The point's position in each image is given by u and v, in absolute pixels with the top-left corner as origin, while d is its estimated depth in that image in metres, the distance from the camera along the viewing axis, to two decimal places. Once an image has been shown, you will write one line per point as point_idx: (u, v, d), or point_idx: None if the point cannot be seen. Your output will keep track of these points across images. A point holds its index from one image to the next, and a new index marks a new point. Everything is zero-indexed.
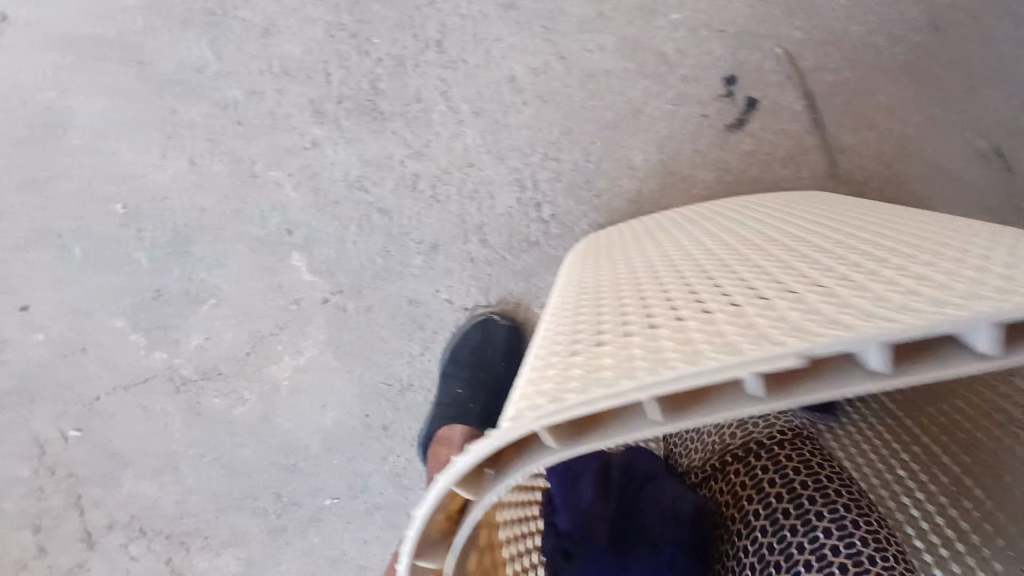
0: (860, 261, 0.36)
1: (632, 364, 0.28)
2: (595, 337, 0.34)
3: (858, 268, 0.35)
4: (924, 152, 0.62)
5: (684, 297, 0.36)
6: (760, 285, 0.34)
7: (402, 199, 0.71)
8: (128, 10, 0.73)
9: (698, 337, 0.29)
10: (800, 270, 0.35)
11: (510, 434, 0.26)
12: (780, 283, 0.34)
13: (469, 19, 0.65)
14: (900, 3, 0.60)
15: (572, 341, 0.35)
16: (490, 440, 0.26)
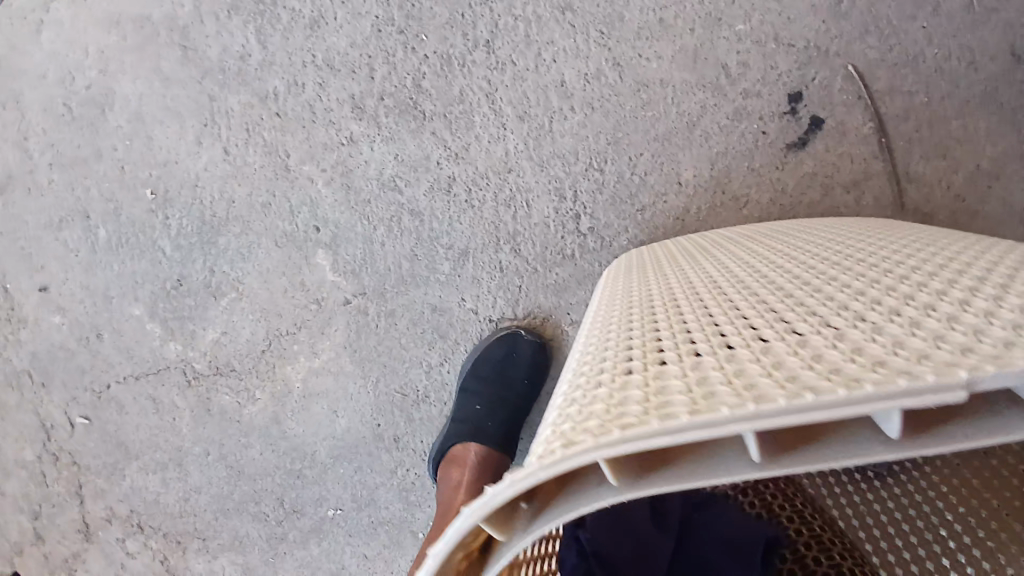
0: (954, 278, 0.32)
1: (717, 389, 0.25)
2: (656, 354, 0.31)
3: (953, 286, 0.31)
4: (999, 187, 0.58)
5: (758, 315, 0.33)
6: (847, 306, 0.31)
7: (435, 202, 0.69)
8: None
9: (792, 364, 0.26)
10: (890, 287, 0.32)
11: (573, 457, 0.23)
12: (883, 305, 0.31)
13: (523, 20, 0.63)
14: (987, 25, 0.56)
15: (627, 353, 0.32)
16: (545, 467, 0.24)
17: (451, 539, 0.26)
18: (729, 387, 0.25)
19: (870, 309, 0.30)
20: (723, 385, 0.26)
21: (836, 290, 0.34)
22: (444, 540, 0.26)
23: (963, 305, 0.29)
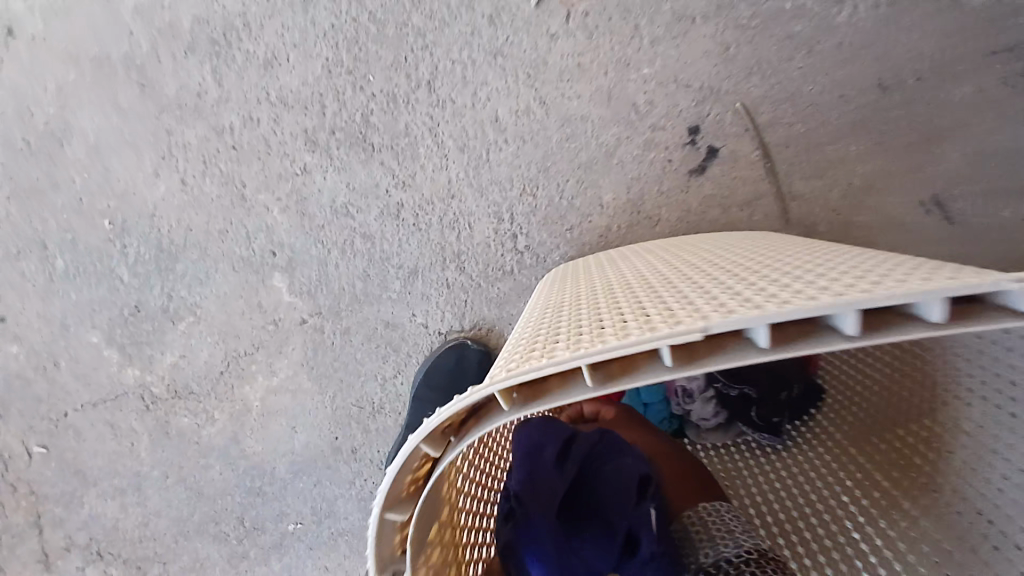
0: (791, 270, 0.40)
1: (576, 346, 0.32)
2: (552, 337, 0.37)
3: (788, 274, 0.39)
4: (866, 203, 0.68)
5: (636, 306, 0.39)
6: (704, 293, 0.38)
7: (386, 226, 0.75)
8: (132, 33, 0.76)
9: (635, 328, 0.32)
10: (743, 280, 0.39)
11: (471, 394, 0.31)
12: (727, 288, 0.38)
13: (460, 63, 0.70)
14: (853, 64, 0.65)
15: (532, 342, 0.39)
16: (456, 402, 0.31)
17: (394, 464, 0.34)
18: (586, 344, 0.32)
19: (713, 292, 0.37)
20: (583, 344, 0.32)
21: (702, 285, 0.41)
22: (391, 465, 0.33)
23: (778, 284, 0.36)
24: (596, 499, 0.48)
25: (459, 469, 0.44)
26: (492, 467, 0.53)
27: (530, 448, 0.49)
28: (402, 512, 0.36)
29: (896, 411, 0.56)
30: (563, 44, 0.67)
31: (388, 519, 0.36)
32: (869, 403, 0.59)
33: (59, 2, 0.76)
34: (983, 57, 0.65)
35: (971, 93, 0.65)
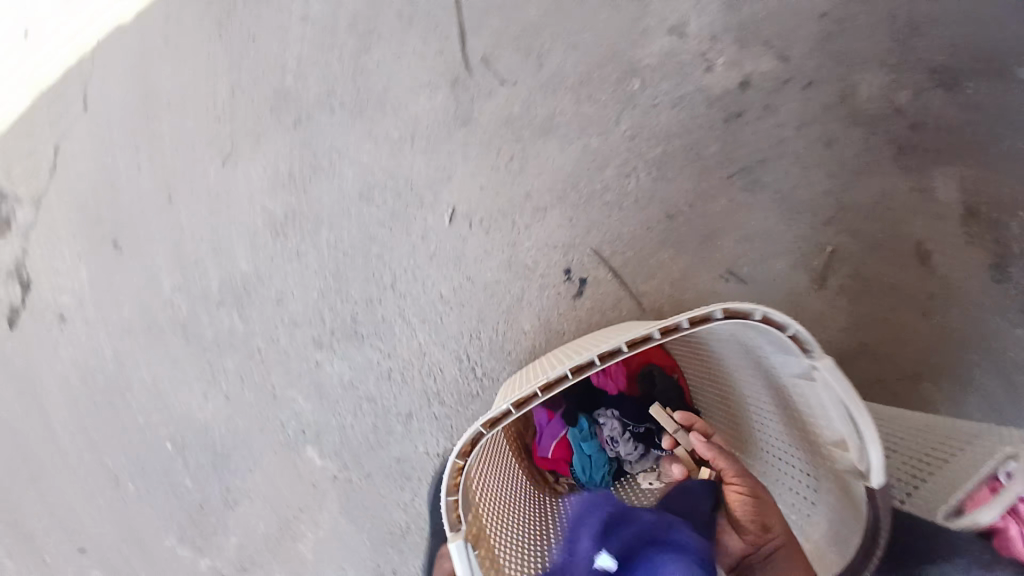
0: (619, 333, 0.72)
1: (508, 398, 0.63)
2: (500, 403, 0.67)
3: (615, 334, 0.71)
4: (689, 285, 1.05)
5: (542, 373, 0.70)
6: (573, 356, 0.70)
7: (383, 387, 1.04)
8: (173, 302, 1.07)
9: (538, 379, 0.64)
10: (593, 343, 0.71)
11: (462, 438, 0.61)
12: (583, 350, 0.69)
13: (410, 267, 1.05)
14: (651, 207, 1.05)
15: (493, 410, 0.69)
16: (457, 444, 0.61)
17: (445, 478, 0.64)
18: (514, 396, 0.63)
19: (577, 353, 0.69)
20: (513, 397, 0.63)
21: (575, 352, 0.73)
22: (445, 474, 0.64)
23: (606, 339, 0.68)
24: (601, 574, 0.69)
25: (476, 478, 0.74)
26: (500, 488, 0.81)
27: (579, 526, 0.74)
28: (452, 495, 0.65)
29: (740, 423, 0.83)
30: (473, 240, 1.04)
31: (449, 500, 0.65)
32: (732, 425, 0.85)
33: (117, 296, 1.07)
34: (724, 184, 1.06)
35: (726, 205, 1.06)
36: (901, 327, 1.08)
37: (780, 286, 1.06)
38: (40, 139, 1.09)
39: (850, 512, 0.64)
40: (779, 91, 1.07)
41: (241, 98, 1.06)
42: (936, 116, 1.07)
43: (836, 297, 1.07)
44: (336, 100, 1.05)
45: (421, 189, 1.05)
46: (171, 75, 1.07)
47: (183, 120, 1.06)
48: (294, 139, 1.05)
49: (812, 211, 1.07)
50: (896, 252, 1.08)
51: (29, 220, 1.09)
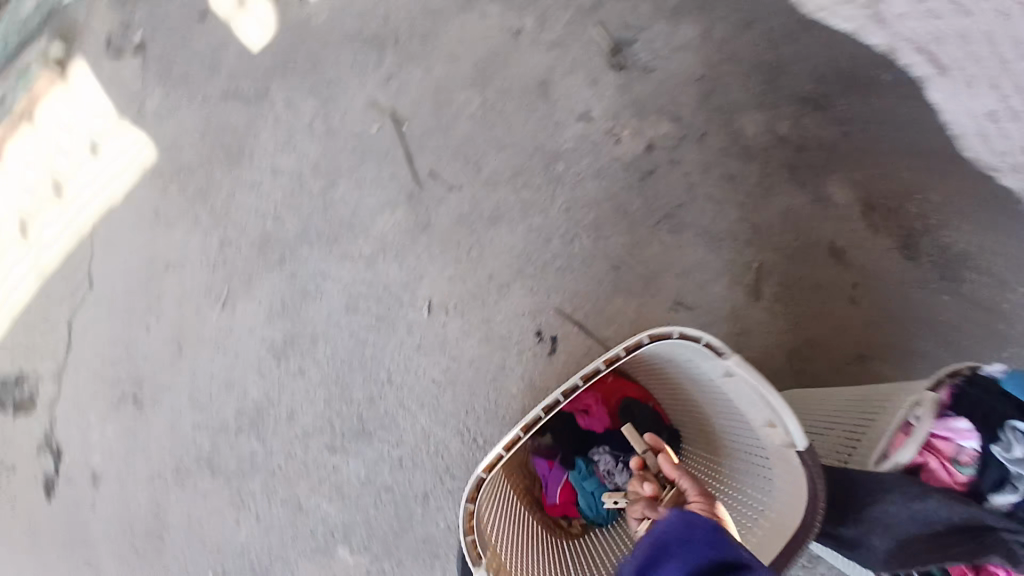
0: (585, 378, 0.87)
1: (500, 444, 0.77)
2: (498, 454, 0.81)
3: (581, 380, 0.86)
4: (645, 323, 1.21)
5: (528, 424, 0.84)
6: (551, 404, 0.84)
7: (397, 475, 1.14)
8: (195, 440, 1.17)
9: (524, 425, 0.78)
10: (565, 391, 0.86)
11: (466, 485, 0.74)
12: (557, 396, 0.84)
13: (401, 361, 1.18)
14: (597, 264, 1.22)
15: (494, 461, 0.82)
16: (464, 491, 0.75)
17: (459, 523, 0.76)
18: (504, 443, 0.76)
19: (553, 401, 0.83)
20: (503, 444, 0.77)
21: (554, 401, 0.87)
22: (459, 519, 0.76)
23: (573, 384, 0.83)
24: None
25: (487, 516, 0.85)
26: (513, 527, 0.92)
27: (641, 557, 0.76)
28: (468, 531, 0.77)
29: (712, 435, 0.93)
30: (452, 325, 1.19)
31: (467, 537, 0.77)
32: (707, 439, 0.95)
33: (143, 447, 1.18)
34: (653, 232, 1.24)
35: (659, 249, 1.24)
36: (834, 318, 1.23)
37: (720, 307, 1.22)
38: (54, 317, 1.20)
39: (785, 488, 0.75)
40: (681, 146, 1.27)
41: (230, 249, 1.21)
42: (814, 136, 1.28)
43: (772, 304, 1.23)
44: (313, 233, 1.22)
45: (398, 291, 1.20)
46: (164, 241, 1.21)
47: (179, 276, 1.20)
48: (281, 273, 1.21)
49: (732, 239, 1.24)
50: (813, 255, 1.25)
51: (53, 395, 1.19)
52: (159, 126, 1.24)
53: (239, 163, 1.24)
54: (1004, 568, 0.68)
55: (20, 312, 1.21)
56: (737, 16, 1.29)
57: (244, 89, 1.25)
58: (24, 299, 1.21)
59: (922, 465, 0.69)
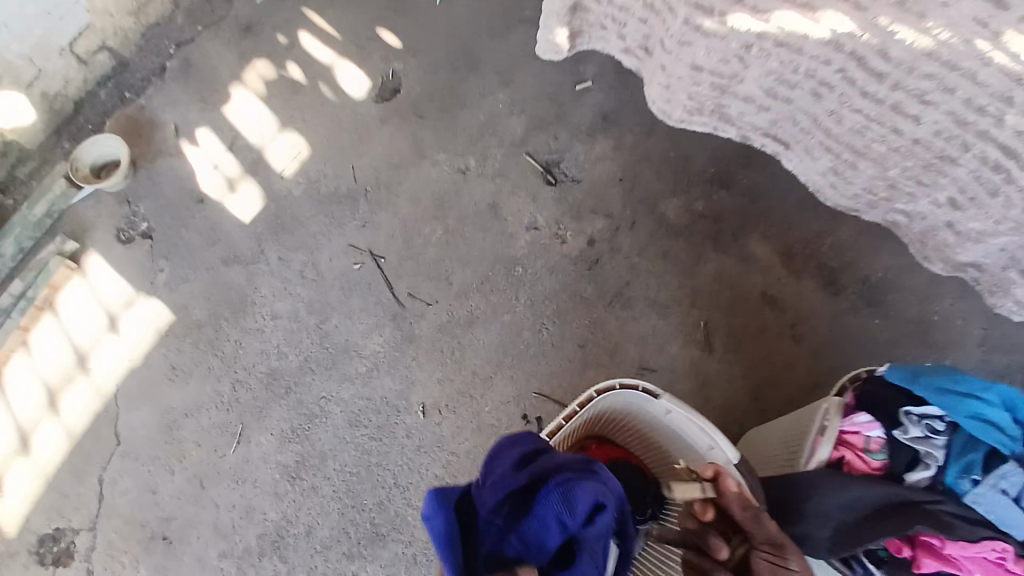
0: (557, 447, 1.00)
1: None
2: None
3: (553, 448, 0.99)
4: None
5: None
6: None
7: (413, 570, 1.25)
8: (222, 567, 1.27)
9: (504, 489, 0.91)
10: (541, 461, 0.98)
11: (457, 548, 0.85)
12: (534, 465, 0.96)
13: (402, 465, 1.30)
14: (564, 346, 1.39)
15: None
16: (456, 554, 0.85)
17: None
18: None
19: None
20: None
21: None
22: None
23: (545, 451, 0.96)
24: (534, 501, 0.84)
25: None
26: None
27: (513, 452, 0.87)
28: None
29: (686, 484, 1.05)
30: (445, 423, 1.33)
31: None
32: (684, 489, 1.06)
33: None
34: (607, 311, 1.42)
35: (616, 324, 1.41)
36: (781, 357, 1.39)
37: (678, 365, 1.38)
38: (84, 474, 1.33)
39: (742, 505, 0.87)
40: (618, 235, 1.49)
41: (243, 390, 1.37)
42: (727, 208, 1.51)
43: (724, 354, 1.39)
44: (313, 362, 1.38)
45: (394, 401, 1.34)
46: (179, 391, 1.37)
47: (197, 420, 1.35)
48: (289, 403, 1.35)
49: (677, 303, 1.43)
50: (749, 306, 1.42)
51: (89, 543, 1.30)
52: (171, 293, 1.45)
53: (242, 314, 1.43)
54: (938, 537, 0.74)
55: (49, 471, 1.33)
56: (639, 127, 1.58)
57: (242, 253, 1.48)
58: (52, 462, 1.34)
59: (842, 459, 0.80)
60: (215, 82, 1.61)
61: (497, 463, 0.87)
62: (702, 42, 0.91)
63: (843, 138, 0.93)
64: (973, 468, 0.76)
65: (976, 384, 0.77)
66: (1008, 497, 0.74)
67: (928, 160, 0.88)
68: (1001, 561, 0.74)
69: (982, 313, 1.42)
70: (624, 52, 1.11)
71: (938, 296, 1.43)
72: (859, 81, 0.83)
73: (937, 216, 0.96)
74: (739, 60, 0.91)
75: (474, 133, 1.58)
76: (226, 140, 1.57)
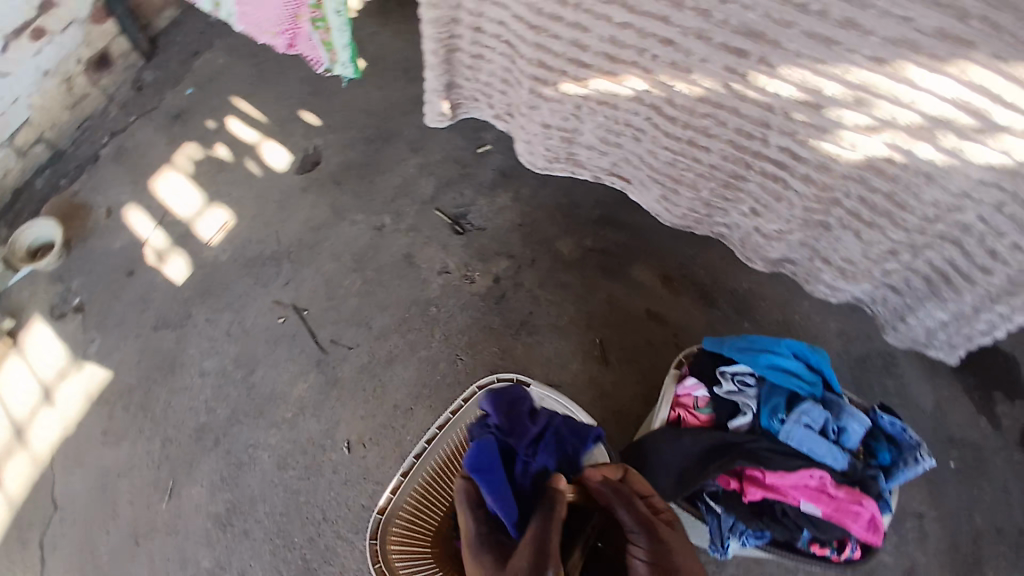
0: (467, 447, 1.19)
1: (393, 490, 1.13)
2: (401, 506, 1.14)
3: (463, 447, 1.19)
4: None
5: None
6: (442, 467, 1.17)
7: None
8: None
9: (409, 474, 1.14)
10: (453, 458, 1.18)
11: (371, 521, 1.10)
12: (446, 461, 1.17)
13: (331, 501, 1.41)
14: (477, 374, 1.55)
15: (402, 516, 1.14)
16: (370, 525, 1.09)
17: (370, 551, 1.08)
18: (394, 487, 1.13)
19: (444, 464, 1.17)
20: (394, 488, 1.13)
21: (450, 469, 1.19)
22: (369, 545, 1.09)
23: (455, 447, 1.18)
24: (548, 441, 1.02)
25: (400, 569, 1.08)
26: None
27: (525, 405, 1.06)
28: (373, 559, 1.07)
29: None
30: (371, 455, 1.45)
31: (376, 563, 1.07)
32: None
33: None
34: (515, 338, 1.60)
35: (523, 350, 1.59)
36: (665, 361, 1.59)
37: (579, 379, 1.57)
38: (27, 540, 1.40)
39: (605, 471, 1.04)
40: (521, 269, 1.67)
41: (174, 444, 1.47)
42: (617, 240, 1.70)
43: (618, 367, 1.58)
44: (242, 414, 1.49)
45: (321, 440, 1.46)
46: (113, 452, 1.46)
47: (131, 478, 1.44)
48: (217, 454, 1.45)
49: (575, 326, 1.61)
50: (636, 323, 1.62)
51: None
52: (105, 361, 1.54)
53: (172, 375, 1.52)
54: (759, 469, 0.94)
55: None
56: (534, 179, 1.76)
57: (171, 317, 1.58)
58: None
59: (679, 417, 1.02)
60: (145, 165, 1.76)
61: (515, 414, 1.05)
62: (546, 106, 1.15)
63: (662, 169, 1.17)
64: (778, 410, 0.97)
65: (764, 341, 1.02)
66: (809, 428, 0.95)
67: (724, 180, 1.11)
68: (823, 487, 0.92)
69: (835, 311, 1.60)
70: (497, 118, 1.34)
71: (797, 297, 1.62)
72: (661, 125, 1.08)
73: (747, 224, 1.19)
74: (576, 117, 1.15)
75: (388, 195, 1.74)
76: (155, 217, 1.69)
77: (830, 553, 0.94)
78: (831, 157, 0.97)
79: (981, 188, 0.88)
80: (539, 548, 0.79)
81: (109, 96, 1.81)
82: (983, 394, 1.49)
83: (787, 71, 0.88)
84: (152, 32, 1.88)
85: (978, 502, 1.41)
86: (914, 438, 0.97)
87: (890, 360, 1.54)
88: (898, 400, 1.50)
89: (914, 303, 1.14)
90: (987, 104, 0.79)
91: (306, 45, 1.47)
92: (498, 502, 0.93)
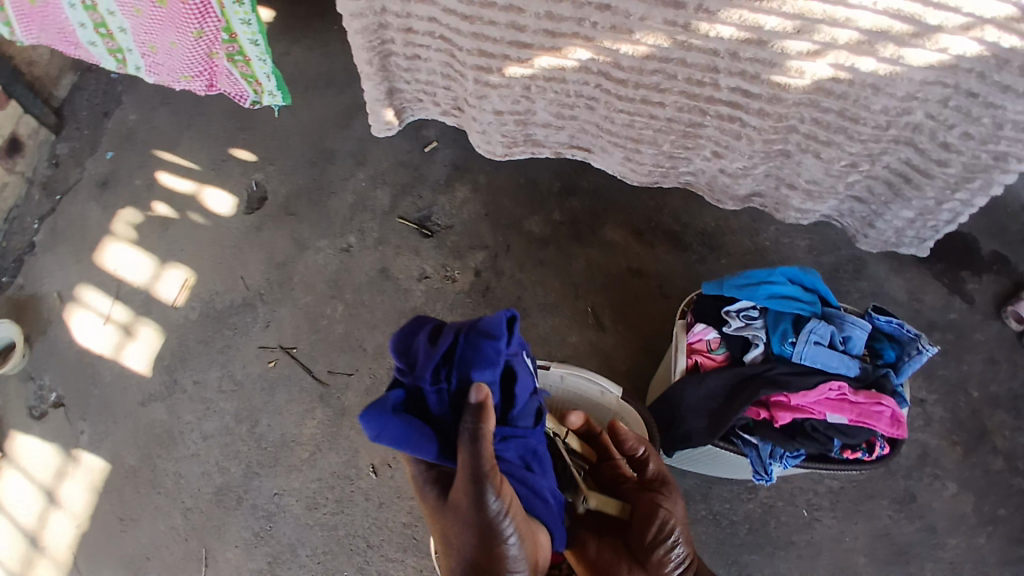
0: None
1: None
2: None
3: None
4: None
5: None
6: None
7: None
8: None
9: None
10: None
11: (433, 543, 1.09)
12: None
13: (371, 527, 1.41)
14: None
15: None
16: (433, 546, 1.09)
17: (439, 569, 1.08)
18: None
19: None
20: None
21: None
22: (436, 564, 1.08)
23: None
24: (461, 357, 0.84)
25: None
26: None
27: (420, 336, 0.88)
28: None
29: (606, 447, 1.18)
30: (398, 472, 1.44)
31: None
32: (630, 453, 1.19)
33: None
34: None
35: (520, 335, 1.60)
36: (656, 313, 1.63)
37: (581, 350, 1.60)
38: None
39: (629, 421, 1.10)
40: (498, 257, 1.67)
41: (195, 514, 1.43)
42: (583, 208, 1.71)
43: (615, 329, 1.61)
44: (258, 467, 1.46)
45: (344, 472, 1.45)
46: (135, 538, 1.42)
47: (161, 558, 1.40)
48: (244, 511, 1.43)
49: (565, 299, 1.63)
50: (622, 283, 1.65)
51: None
52: (100, 450, 1.47)
53: (174, 446, 1.47)
54: (783, 393, 0.98)
55: None
56: (488, 166, 1.75)
57: (158, 389, 1.52)
58: None
59: (697, 363, 1.07)
60: (87, 239, 1.66)
61: (413, 351, 0.87)
62: (494, 93, 1.14)
63: (620, 132, 1.18)
64: (787, 334, 1.02)
65: (760, 274, 1.05)
66: (818, 343, 1.00)
67: (684, 130, 1.13)
68: (843, 396, 0.97)
69: (801, 229, 1.67)
70: (444, 115, 1.33)
71: (763, 224, 1.68)
72: (611, 89, 1.08)
73: (711, 167, 1.22)
74: (526, 99, 1.15)
75: (346, 214, 1.70)
76: (111, 291, 1.61)
77: (862, 456, 0.98)
78: (782, 88, 0.99)
79: (926, 87, 0.93)
80: (476, 474, 0.75)
81: (28, 179, 1.70)
82: (949, 274, 1.59)
83: (726, 14, 0.90)
84: (55, 102, 1.77)
85: (969, 375, 1.51)
86: (912, 331, 1.03)
87: (860, 263, 1.62)
88: (876, 297, 1.59)
89: (880, 207, 1.21)
90: (917, 8, 0.84)
91: (226, 82, 1.40)
92: (416, 447, 0.78)
